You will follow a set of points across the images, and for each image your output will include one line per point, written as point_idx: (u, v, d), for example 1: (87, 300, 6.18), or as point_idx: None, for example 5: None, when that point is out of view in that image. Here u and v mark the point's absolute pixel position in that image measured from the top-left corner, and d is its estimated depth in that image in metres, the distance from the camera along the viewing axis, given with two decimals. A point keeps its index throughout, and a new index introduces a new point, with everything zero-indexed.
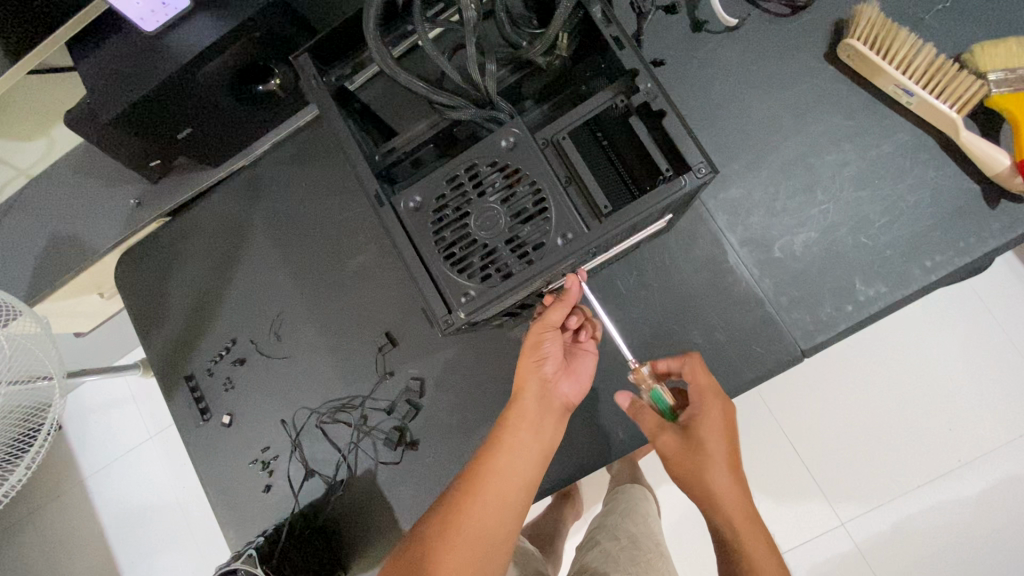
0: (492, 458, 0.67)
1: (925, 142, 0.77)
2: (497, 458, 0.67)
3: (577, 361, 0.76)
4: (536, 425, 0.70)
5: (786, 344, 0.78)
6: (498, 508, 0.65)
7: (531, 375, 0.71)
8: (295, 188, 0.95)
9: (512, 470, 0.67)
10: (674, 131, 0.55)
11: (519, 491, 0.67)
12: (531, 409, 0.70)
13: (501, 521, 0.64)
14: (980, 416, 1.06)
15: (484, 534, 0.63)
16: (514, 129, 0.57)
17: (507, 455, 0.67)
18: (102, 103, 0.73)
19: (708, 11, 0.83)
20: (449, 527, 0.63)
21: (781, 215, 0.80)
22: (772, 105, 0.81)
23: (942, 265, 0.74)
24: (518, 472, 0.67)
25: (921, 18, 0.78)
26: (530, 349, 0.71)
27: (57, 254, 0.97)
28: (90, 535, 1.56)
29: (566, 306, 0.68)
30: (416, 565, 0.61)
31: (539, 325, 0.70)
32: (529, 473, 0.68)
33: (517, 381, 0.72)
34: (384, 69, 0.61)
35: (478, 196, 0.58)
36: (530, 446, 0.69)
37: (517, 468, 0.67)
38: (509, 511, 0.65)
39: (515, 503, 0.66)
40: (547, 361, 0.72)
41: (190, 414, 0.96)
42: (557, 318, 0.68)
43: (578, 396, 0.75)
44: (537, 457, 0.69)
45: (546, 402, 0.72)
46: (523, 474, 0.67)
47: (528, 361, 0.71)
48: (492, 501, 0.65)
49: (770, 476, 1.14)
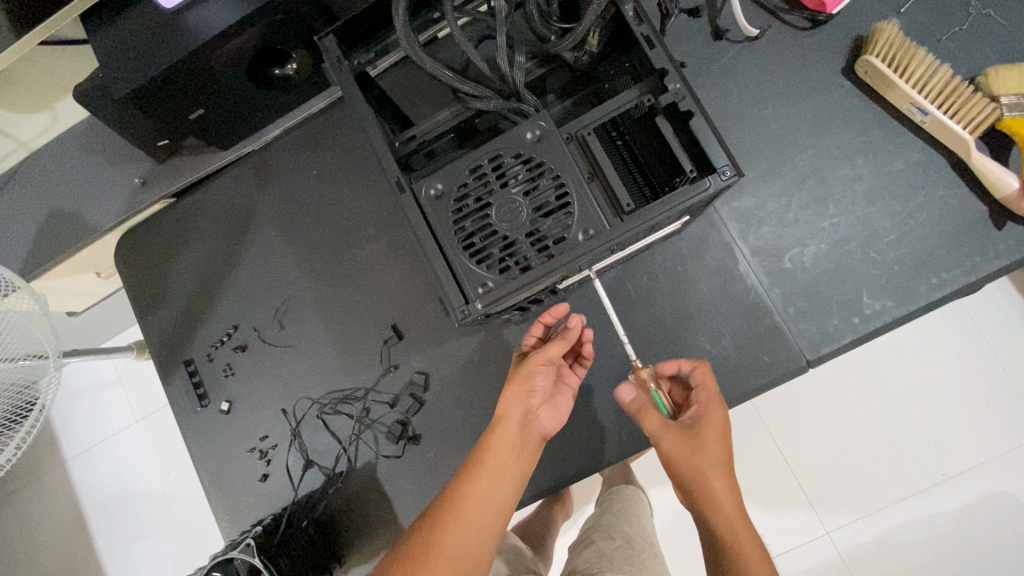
0: (476, 481, 0.65)
1: (937, 162, 0.78)
2: (481, 473, 0.66)
3: (560, 395, 0.78)
4: (519, 451, 0.69)
5: (793, 354, 0.78)
6: (479, 528, 0.62)
7: (521, 403, 0.71)
8: (304, 174, 0.94)
9: (495, 487, 0.65)
10: (702, 133, 0.53)
11: (500, 513, 0.65)
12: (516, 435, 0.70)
13: (481, 541, 0.61)
14: (970, 432, 1.08)
15: (465, 555, 0.60)
16: (541, 122, 0.56)
17: (492, 476, 0.66)
18: (116, 80, 0.72)
19: (730, 20, 0.84)
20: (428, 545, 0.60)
21: (793, 226, 0.80)
22: (788, 116, 0.82)
23: (947, 283, 0.76)
24: (499, 496, 0.65)
25: (938, 39, 0.79)
26: (522, 378, 0.72)
27: (57, 230, 0.95)
28: (71, 519, 1.53)
29: (567, 343, 0.71)
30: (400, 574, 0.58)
31: (537, 358, 0.71)
32: (508, 498, 0.66)
33: (503, 405, 0.71)
34: (410, 55, 0.60)
35: (501, 187, 0.57)
36: (515, 469, 0.68)
37: (499, 489, 0.65)
38: (486, 534, 0.62)
39: (492, 528, 0.63)
40: (535, 394, 0.72)
41: (187, 399, 0.94)
42: (553, 353, 0.71)
43: (554, 428, 0.76)
44: (516, 482, 0.68)
45: (527, 432, 0.72)
46: (504, 498, 0.65)
47: (518, 389, 0.70)
48: (474, 520, 0.62)
49: (761, 484, 1.15)
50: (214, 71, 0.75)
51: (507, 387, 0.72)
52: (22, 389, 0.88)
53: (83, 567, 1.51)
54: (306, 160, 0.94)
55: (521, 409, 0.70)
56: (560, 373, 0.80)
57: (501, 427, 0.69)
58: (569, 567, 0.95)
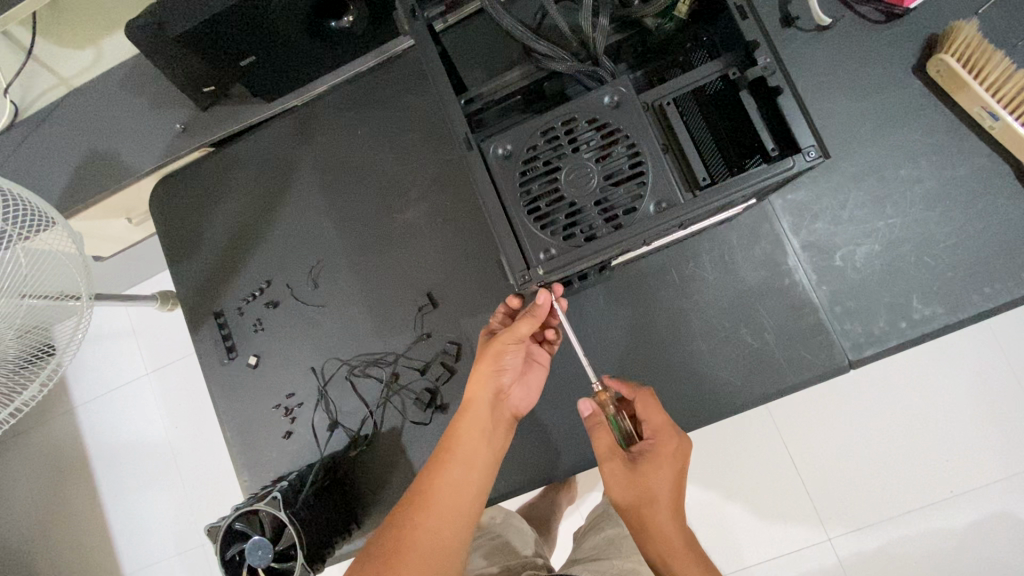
0: (445, 471, 0.66)
1: (1000, 169, 0.76)
2: (452, 462, 0.67)
3: (531, 372, 0.79)
4: (487, 435, 0.70)
5: (835, 354, 0.77)
6: (453, 518, 0.64)
7: (489, 384, 0.71)
8: (348, 133, 0.92)
9: (465, 473, 0.67)
10: (789, 110, 0.52)
11: (474, 500, 0.66)
12: (484, 419, 0.71)
13: (454, 533, 0.63)
14: (987, 450, 1.07)
15: (439, 545, 0.62)
16: (621, 87, 0.55)
17: (461, 465, 0.67)
18: (174, 18, 0.71)
19: (801, 6, 0.81)
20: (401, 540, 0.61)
21: (847, 224, 0.79)
22: (853, 112, 0.79)
23: (1001, 294, 0.74)
24: (469, 481, 0.67)
25: (1015, 43, 0.77)
26: (491, 360, 0.70)
27: (94, 170, 0.94)
28: (79, 464, 1.54)
29: (536, 321, 0.70)
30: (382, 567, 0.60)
31: (507, 337, 0.69)
32: (479, 483, 0.67)
33: (472, 389, 0.71)
34: (489, 10, 0.58)
35: (572, 152, 0.55)
36: (484, 453, 0.69)
37: (470, 477, 0.67)
38: (460, 524, 0.64)
39: (466, 517, 0.65)
40: (505, 373, 0.72)
41: (215, 350, 0.94)
42: (525, 330, 0.69)
43: (525, 406, 0.79)
44: (487, 467, 0.69)
45: (498, 410, 0.73)
46: (475, 484, 0.67)
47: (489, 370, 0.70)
48: (445, 512, 0.64)
49: (773, 487, 1.15)
50: (271, 15, 0.73)
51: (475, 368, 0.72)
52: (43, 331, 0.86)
53: (88, 512, 1.53)
54: (351, 119, 0.92)
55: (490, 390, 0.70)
56: (530, 351, 0.79)
57: (468, 413, 0.70)
58: (575, 551, 0.94)
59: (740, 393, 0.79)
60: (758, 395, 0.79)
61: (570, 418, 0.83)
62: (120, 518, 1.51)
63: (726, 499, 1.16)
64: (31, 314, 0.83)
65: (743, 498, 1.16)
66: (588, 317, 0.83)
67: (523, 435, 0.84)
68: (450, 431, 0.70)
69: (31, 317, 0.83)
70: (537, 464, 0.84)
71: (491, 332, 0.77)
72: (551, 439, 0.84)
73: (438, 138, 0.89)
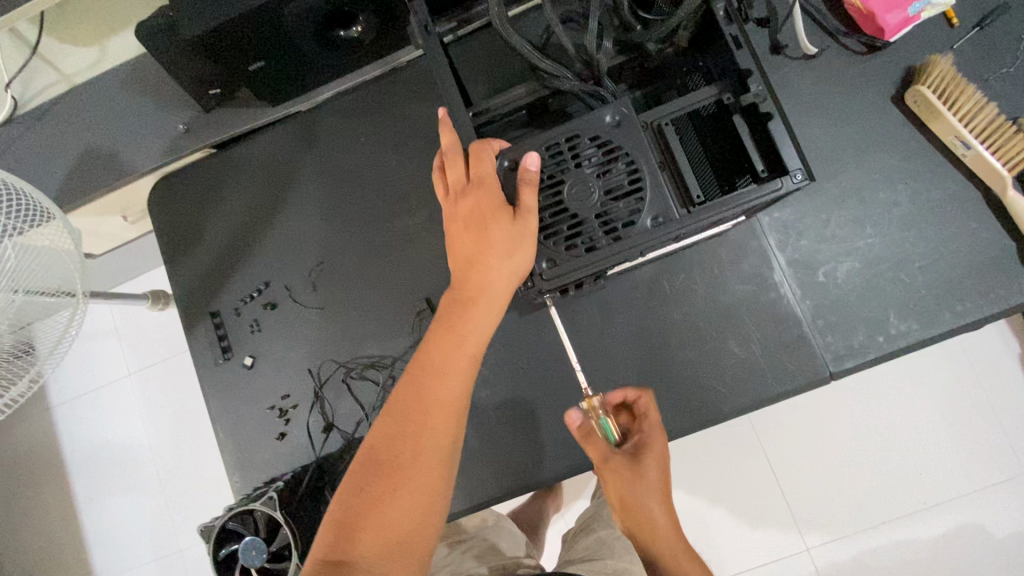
0: (425, 393, 0.58)
1: (972, 195, 0.81)
2: (433, 388, 0.58)
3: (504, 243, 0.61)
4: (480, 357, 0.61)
5: (817, 365, 0.81)
6: (447, 419, 0.58)
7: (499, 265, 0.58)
8: (352, 139, 0.94)
9: (466, 349, 0.60)
10: (778, 135, 0.55)
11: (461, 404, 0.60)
12: (482, 333, 0.61)
13: (449, 431, 0.58)
14: (956, 462, 1.12)
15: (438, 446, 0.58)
16: (621, 107, 0.57)
17: (440, 384, 0.59)
18: (186, 21, 0.73)
19: (789, 35, 0.86)
20: (395, 466, 0.56)
21: (829, 242, 0.83)
22: (836, 136, 0.84)
23: (971, 311, 0.79)
24: (451, 393, 0.59)
25: (986, 78, 0.82)
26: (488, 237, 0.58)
27: (92, 168, 0.95)
28: (54, 466, 1.51)
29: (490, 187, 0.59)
30: (356, 520, 0.55)
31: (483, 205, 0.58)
32: (464, 388, 0.60)
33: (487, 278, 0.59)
34: (497, 28, 0.61)
35: (575, 167, 0.58)
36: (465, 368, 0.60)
37: (451, 390, 0.59)
38: (454, 424, 0.59)
39: (457, 415, 0.59)
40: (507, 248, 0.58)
41: (209, 350, 0.94)
42: (536, 205, 0.57)
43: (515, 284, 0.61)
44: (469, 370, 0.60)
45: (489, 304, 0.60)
46: (461, 390, 0.59)
47: (500, 246, 0.57)
48: (433, 423, 0.58)
49: (753, 496, 1.18)
50: (281, 22, 0.75)
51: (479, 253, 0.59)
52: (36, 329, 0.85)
53: (62, 514, 1.49)
54: (355, 126, 0.94)
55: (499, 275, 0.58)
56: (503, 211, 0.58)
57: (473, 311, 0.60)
58: (568, 552, 0.96)
59: (727, 401, 0.82)
60: (743, 404, 0.82)
61: (562, 423, 0.85)
62: (96, 521, 1.48)
63: (710, 507, 1.19)
64: (26, 311, 0.83)
65: (726, 507, 1.19)
66: (583, 325, 0.86)
67: (516, 439, 0.86)
68: (425, 369, 0.59)
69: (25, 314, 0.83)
70: (529, 469, 0.85)
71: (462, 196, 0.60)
72: (542, 444, 0.85)
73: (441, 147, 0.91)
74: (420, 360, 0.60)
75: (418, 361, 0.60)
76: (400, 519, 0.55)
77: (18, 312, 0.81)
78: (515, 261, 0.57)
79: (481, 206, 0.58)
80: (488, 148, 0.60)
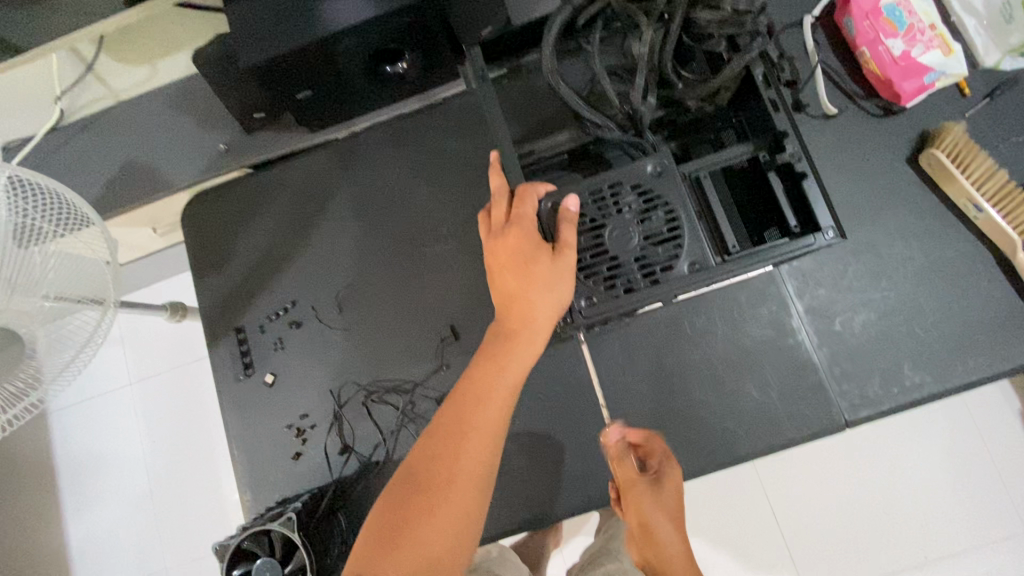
0: (466, 416, 0.61)
1: (982, 255, 0.84)
2: (474, 412, 0.61)
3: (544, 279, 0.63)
4: (519, 389, 0.63)
5: (832, 413, 0.83)
6: (486, 444, 0.60)
7: (543, 299, 0.60)
8: (387, 168, 0.97)
9: (508, 378, 0.62)
10: (811, 196, 0.59)
11: (499, 430, 0.62)
12: (525, 364, 0.63)
13: (488, 458, 0.60)
14: (964, 517, 1.12)
15: (478, 470, 0.59)
16: (663, 159, 0.62)
17: (480, 409, 0.61)
18: (243, 49, 0.75)
19: (811, 94, 0.90)
20: (432, 486, 0.58)
21: (846, 293, 0.85)
22: (854, 192, 0.88)
23: (983, 367, 0.81)
24: (490, 419, 0.61)
25: (995, 146, 0.87)
26: (533, 271, 0.60)
27: (131, 181, 0.97)
28: (43, 474, 1.47)
29: (533, 223, 0.62)
30: (393, 537, 0.56)
31: (525, 242, 0.61)
32: (503, 415, 0.62)
33: (530, 312, 0.61)
34: (547, 77, 0.64)
35: (616, 212, 0.62)
36: (505, 396, 0.62)
37: (490, 416, 0.61)
38: (492, 449, 0.61)
39: (495, 441, 0.61)
40: (551, 283, 0.60)
41: (231, 365, 0.95)
42: (576, 241, 0.60)
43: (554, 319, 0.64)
44: (508, 398, 0.62)
45: (529, 336, 0.62)
46: (500, 417, 0.62)
47: (544, 280, 0.59)
48: (473, 448, 0.60)
49: (756, 541, 1.17)
50: (334, 55, 0.78)
51: (522, 288, 0.61)
52: (60, 339, 0.81)
53: (48, 525, 1.45)
54: (391, 156, 0.97)
55: (544, 307, 0.60)
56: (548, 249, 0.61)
57: (515, 342, 0.62)
58: None
59: (744, 444, 0.83)
60: (759, 447, 0.83)
61: (579, 457, 0.85)
62: (82, 533, 1.44)
63: (713, 550, 1.18)
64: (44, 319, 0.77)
65: (729, 551, 1.18)
66: (604, 361, 0.87)
67: (532, 471, 0.86)
68: (463, 397, 0.62)
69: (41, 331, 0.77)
70: (544, 503, 0.85)
71: (506, 235, 0.62)
72: (557, 478, 0.85)
73: (473, 180, 0.95)
74: (461, 386, 0.63)
75: (458, 388, 0.62)
76: (435, 541, 0.56)
77: (42, 316, 0.76)
78: (557, 295, 0.60)
79: (524, 244, 0.61)
80: (532, 189, 0.63)
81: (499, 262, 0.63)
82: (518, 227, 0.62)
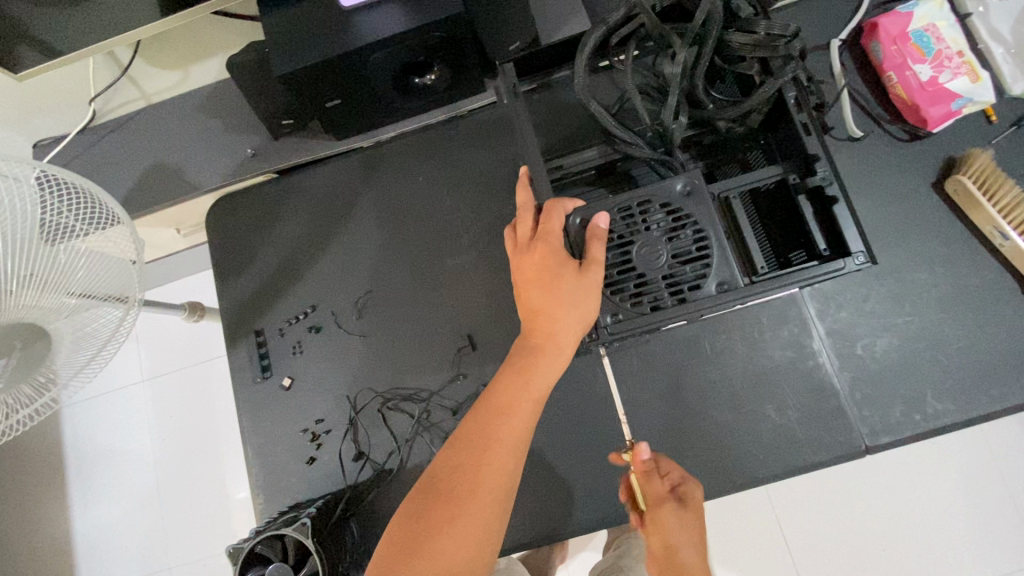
0: (489, 429, 0.61)
1: (1008, 284, 0.83)
2: (497, 425, 0.61)
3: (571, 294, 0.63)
4: (543, 402, 0.63)
5: (853, 438, 0.82)
6: (508, 458, 0.60)
7: (570, 315, 0.60)
8: (411, 178, 0.98)
9: (533, 391, 0.62)
10: (841, 219, 0.59)
11: (521, 443, 0.62)
12: (550, 377, 0.63)
13: (509, 471, 0.60)
14: (983, 550, 1.09)
15: (499, 483, 0.60)
16: (692, 178, 0.62)
17: (503, 422, 0.61)
18: (278, 57, 0.76)
19: (836, 117, 0.90)
20: (454, 496, 0.58)
21: (869, 317, 0.85)
22: (877, 215, 0.87)
23: (1008, 398, 0.80)
24: (513, 432, 0.61)
25: (1022, 174, 0.86)
26: (560, 287, 0.60)
27: (159, 181, 0.99)
28: (51, 468, 1.47)
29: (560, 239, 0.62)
30: (412, 547, 0.57)
31: (552, 258, 0.61)
32: (526, 427, 0.62)
33: (557, 326, 0.61)
34: (579, 94, 0.65)
35: (644, 230, 0.63)
36: (529, 410, 0.62)
37: (513, 429, 0.61)
38: (514, 462, 0.61)
39: (517, 454, 0.61)
40: (578, 299, 0.60)
41: (249, 367, 0.95)
42: (603, 258, 0.60)
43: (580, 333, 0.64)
44: (531, 410, 0.63)
45: (555, 350, 0.63)
46: (523, 429, 0.62)
47: (572, 297, 0.60)
48: (496, 459, 0.60)
49: (765, 566, 1.15)
50: (366, 66, 0.78)
51: (550, 303, 0.61)
52: (81, 340, 0.79)
53: (54, 520, 1.45)
54: (415, 166, 0.98)
55: (570, 322, 0.61)
56: (575, 266, 0.61)
57: (541, 356, 0.63)
58: None
59: (762, 466, 0.83)
60: (776, 470, 0.82)
61: (593, 472, 0.85)
62: (87, 529, 1.44)
63: (721, 573, 1.16)
64: (68, 313, 0.75)
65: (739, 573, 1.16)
66: (622, 377, 0.87)
67: (545, 484, 0.85)
68: (486, 408, 0.62)
69: (67, 329, 0.76)
70: (557, 517, 0.84)
71: (532, 250, 0.62)
72: (571, 493, 0.85)
73: (496, 193, 0.96)
74: (484, 398, 0.63)
75: (482, 399, 0.63)
76: (455, 551, 0.57)
77: (66, 311, 0.74)
78: (583, 312, 0.60)
79: (550, 260, 0.61)
80: (559, 206, 0.63)
81: (525, 278, 0.63)
82: (546, 244, 0.62)
